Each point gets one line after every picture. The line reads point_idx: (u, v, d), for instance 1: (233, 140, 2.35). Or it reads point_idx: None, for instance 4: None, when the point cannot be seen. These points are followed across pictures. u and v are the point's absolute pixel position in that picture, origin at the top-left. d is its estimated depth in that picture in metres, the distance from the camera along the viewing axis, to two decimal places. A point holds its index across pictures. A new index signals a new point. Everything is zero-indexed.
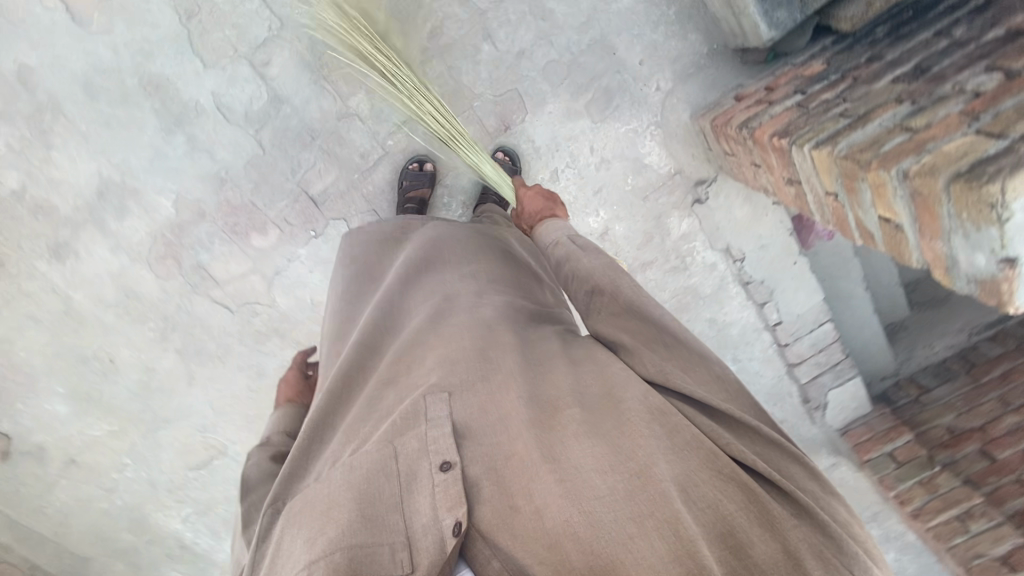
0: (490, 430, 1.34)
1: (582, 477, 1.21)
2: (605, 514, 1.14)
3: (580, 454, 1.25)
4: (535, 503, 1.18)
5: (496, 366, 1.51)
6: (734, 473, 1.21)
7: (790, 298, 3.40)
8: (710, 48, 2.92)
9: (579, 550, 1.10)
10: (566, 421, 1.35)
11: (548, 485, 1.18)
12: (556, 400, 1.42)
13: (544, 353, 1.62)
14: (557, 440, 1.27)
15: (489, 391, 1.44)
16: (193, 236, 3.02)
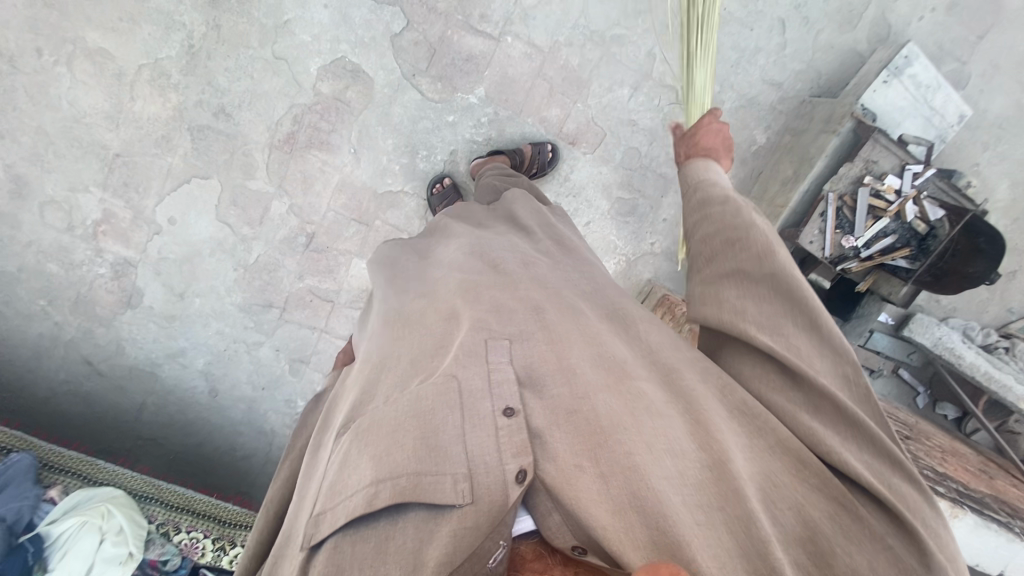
0: (543, 378, 0.82)
1: (630, 438, 0.73)
2: (573, 440, 0.73)
3: (533, 362, 0.84)
4: (603, 454, 0.72)
5: (518, 294, 0.97)
6: (805, 473, 0.70)
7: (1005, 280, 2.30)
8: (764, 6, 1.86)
9: (631, 471, 0.69)
10: (524, 325, 0.90)
11: (444, 417, 0.74)
12: (517, 311, 0.92)
13: (513, 259, 1.09)
14: (475, 377, 0.79)
15: (490, 292, 0.97)
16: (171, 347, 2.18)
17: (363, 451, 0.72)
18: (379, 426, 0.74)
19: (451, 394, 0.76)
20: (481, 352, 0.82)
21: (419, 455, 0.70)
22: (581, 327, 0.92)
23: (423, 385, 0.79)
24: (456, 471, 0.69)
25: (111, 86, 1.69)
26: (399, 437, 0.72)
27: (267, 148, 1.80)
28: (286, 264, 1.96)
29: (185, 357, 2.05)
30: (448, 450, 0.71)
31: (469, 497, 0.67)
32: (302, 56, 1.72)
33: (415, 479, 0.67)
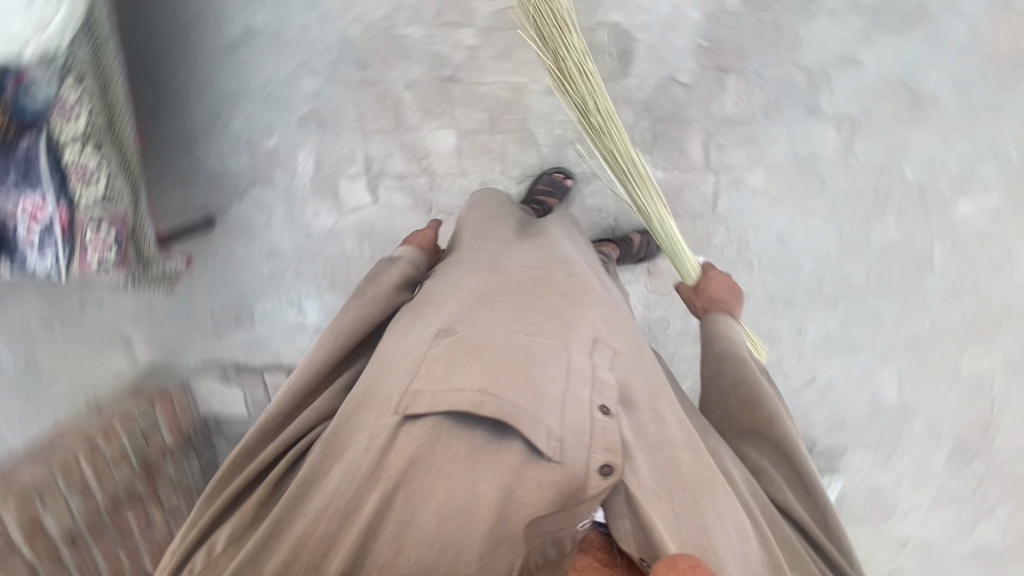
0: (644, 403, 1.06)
1: (699, 502, 0.97)
2: (665, 479, 0.97)
3: (632, 384, 1.08)
4: (688, 495, 0.97)
5: (622, 323, 1.21)
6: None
7: None
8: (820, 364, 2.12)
9: (698, 527, 0.94)
10: (624, 348, 1.14)
11: (549, 376, 0.97)
12: (624, 335, 1.17)
13: (620, 302, 1.31)
14: (585, 367, 1.01)
15: (603, 302, 1.19)
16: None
17: (476, 361, 0.96)
18: (494, 350, 0.98)
19: (562, 362, 1.00)
20: (591, 348, 1.06)
21: (524, 391, 0.93)
22: (665, 388, 1.17)
23: (535, 338, 1.02)
24: (550, 428, 0.92)
25: None
26: (508, 370, 0.95)
27: (514, 5, 1.80)
28: (412, 67, 1.89)
29: (262, 6, 1.89)
30: (546, 402, 0.94)
31: (559, 458, 0.90)
32: (612, 4, 1.78)
33: (518, 408, 0.91)
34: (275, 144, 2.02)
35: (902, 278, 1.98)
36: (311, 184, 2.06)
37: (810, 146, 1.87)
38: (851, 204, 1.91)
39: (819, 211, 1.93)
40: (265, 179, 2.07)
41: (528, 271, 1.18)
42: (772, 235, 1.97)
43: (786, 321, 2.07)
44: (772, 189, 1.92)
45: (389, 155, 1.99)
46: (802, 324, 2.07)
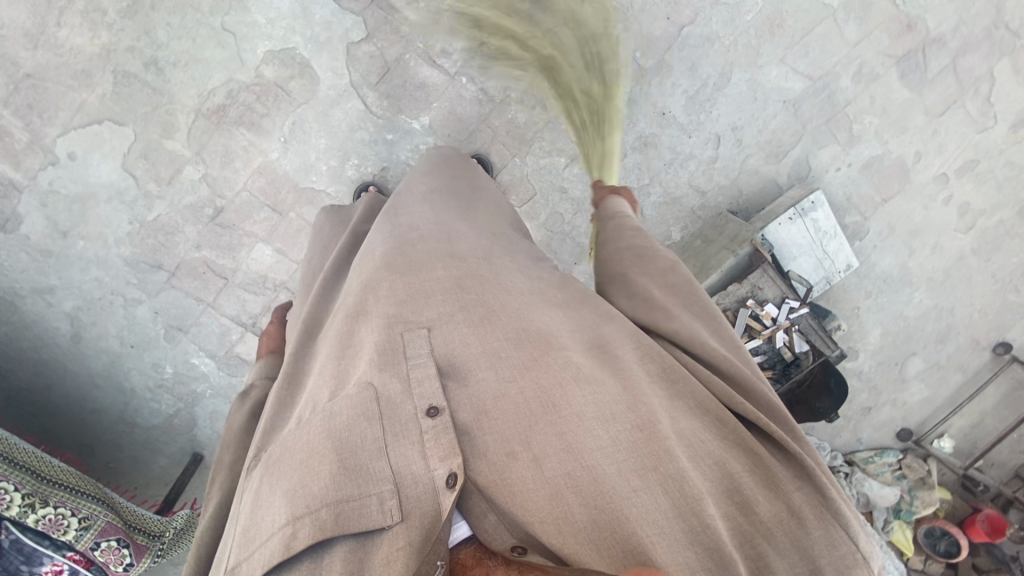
0: (468, 373, 0.85)
1: (559, 422, 0.80)
2: (516, 410, 0.81)
3: (457, 345, 0.88)
4: (536, 434, 0.79)
5: (432, 268, 1.00)
6: (726, 431, 0.82)
7: (868, 419, 2.82)
8: (706, 123, 1.98)
9: (567, 453, 0.77)
10: (443, 304, 0.93)
11: (362, 435, 0.76)
12: (435, 290, 0.95)
13: (432, 240, 1.07)
14: (395, 380, 0.82)
15: (400, 276, 0.97)
16: (21, 298, 1.94)
17: (277, 487, 0.72)
18: (292, 456, 0.75)
19: (368, 405, 0.79)
20: (398, 350, 0.86)
21: (338, 482, 0.71)
22: (502, 300, 0.97)
23: (336, 399, 0.81)
24: (381, 489, 0.72)
25: (38, 5, 1.59)
26: (314, 467, 0.72)
27: (194, 114, 1.75)
28: (186, 231, 1.91)
29: (52, 296, 1.95)
30: (369, 469, 0.74)
31: (400, 516, 0.70)
32: (252, 36, 1.68)
33: (336, 510, 0.69)
34: (172, 371, 2.13)
35: None
36: (221, 371, 2.16)
37: None
38: None
39: (575, 14, 1.78)
40: (194, 398, 2.19)
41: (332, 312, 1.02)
42: None
43: (642, 117, 1.95)
44: None
45: (244, 302, 2.05)
46: (657, 105, 1.94)
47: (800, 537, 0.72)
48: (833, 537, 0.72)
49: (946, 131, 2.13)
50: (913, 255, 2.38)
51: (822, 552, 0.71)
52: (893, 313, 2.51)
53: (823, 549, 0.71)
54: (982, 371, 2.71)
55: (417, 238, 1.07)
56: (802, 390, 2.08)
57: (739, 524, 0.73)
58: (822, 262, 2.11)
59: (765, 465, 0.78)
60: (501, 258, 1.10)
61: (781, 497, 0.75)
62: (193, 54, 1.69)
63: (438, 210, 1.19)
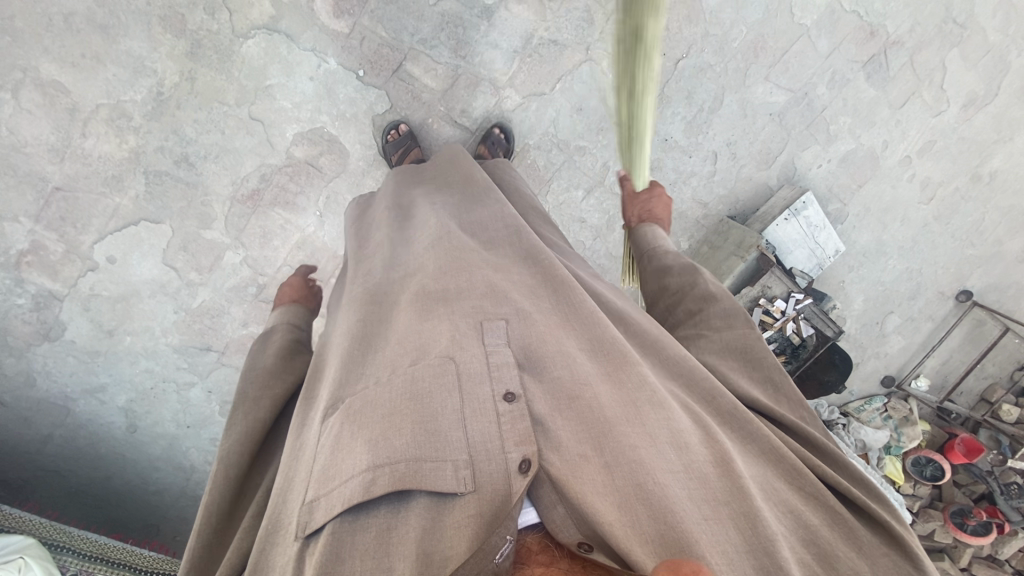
0: (551, 376, 0.86)
1: (634, 435, 0.80)
2: (587, 423, 0.80)
3: (535, 346, 0.89)
4: (609, 443, 0.78)
5: (512, 275, 1.02)
6: (799, 485, 0.84)
7: (856, 373, 3.16)
8: (704, 142, 2.16)
9: (638, 467, 0.75)
10: (522, 305, 0.96)
11: (443, 402, 0.78)
12: (514, 292, 0.98)
13: (513, 245, 1.12)
14: (477, 362, 0.83)
15: (482, 272, 1.01)
16: (71, 400, 1.94)
17: (357, 434, 0.74)
18: (374, 410, 0.77)
19: (449, 377, 0.81)
20: (479, 336, 0.88)
21: (419, 441, 0.73)
22: (579, 313, 0.98)
23: (418, 367, 0.82)
24: (459, 457, 0.73)
25: (61, 120, 1.58)
26: (396, 423, 0.75)
27: (229, 201, 1.78)
28: (232, 311, 1.95)
29: (104, 393, 1.96)
30: (448, 436, 0.75)
31: (472, 486, 0.71)
32: (280, 121, 1.72)
33: (415, 465, 0.71)
34: None
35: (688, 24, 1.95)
36: None
37: (519, 34, 1.81)
38: (592, 33, 1.87)
39: (580, 61, 1.89)
40: None
41: (400, 288, 1.04)
42: (569, 111, 1.95)
43: None
44: (534, 85, 1.88)
45: None
46: (660, 132, 2.10)
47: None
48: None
49: (908, 119, 2.38)
50: (886, 228, 2.66)
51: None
52: (873, 280, 2.81)
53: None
54: (949, 317, 3.07)
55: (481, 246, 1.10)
56: (811, 365, 2.32)
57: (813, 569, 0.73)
58: (815, 251, 2.35)
59: (841, 519, 0.81)
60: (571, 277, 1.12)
61: (867, 559, 0.76)
62: (225, 145, 1.71)
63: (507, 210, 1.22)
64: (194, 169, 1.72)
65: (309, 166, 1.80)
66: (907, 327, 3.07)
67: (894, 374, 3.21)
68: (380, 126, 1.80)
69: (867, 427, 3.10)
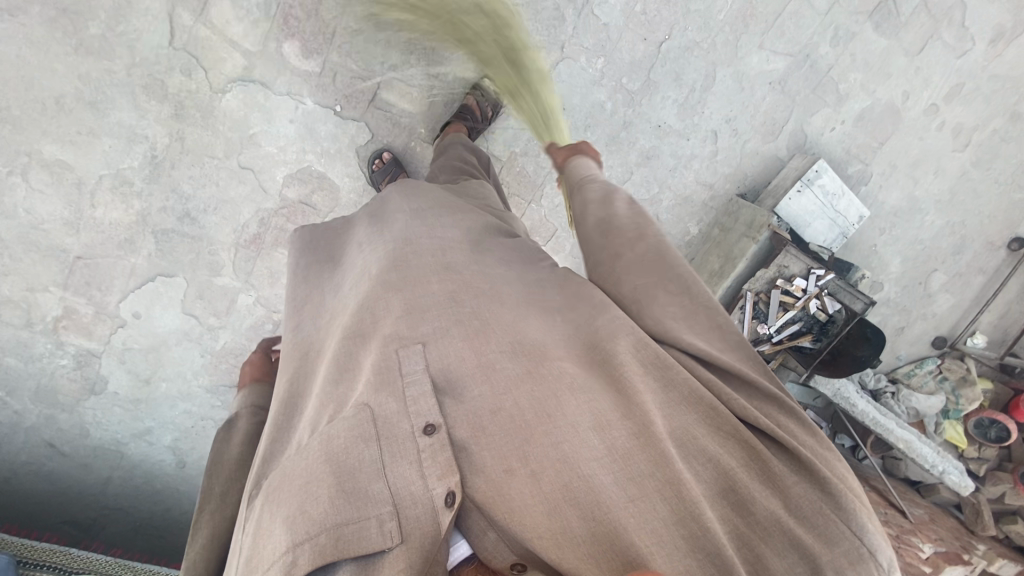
0: (467, 393, 0.84)
1: (556, 431, 0.79)
2: (510, 424, 0.80)
3: (453, 360, 0.87)
4: (532, 449, 0.77)
5: (429, 286, 0.98)
6: (720, 424, 0.80)
7: (902, 337, 2.98)
8: (700, 123, 2.07)
9: (561, 462, 0.76)
10: (439, 322, 0.93)
11: (361, 454, 0.76)
12: (432, 306, 0.95)
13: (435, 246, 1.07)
14: (392, 399, 0.81)
15: (399, 294, 0.96)
16: (123, 444, 2.11)
17: (277, 513, 0.73)
18: (293, 479, 0.76)
19: (365, 426, 0.78)
20: (395, 368, 0.85)
21: (337, 505, 0.71)
22: (499, 315, 0.97)
23: (335, 421, 0.80)
24: (381, 510, 0.72)
25: (70, 195, 1.69)
26: (313, 491, 0.72)
27: (234, 248, 1.86)
28: (253, 349, 2.04)
29: (151, 435, 2.12)
30: (368, 491, 0.73)
31: (398, 538, 0.70)
32: (269, 166, 1.77)
33: (335, 534, 0.69)
34: None
35: (666, 3, 1.86)
36: None
37: None
38: (565, 30, 1.81)
39: (557, 61, 1.84)
40: None
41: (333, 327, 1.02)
42: None
43: (641, 134, 2.03)
44: None
45: None
46: (652, 120, 2.02)
47: (795, 535, 0.69)
48: (828, 531, 0.70)
49: (929, 65, 2.19)
50: (918, 184, 2.47)
51: (823, 552, 0.68)
52: (909, 239, 2.62)
53: (820, 543, 0.69)
54: (1003, 268, 2.83)
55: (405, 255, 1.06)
56: (841, 342, 2.23)
57: (739, 525, 0.72)
58: (836, 221, 2.22)
59: (769, 469, 0.75)
60: (495, 269, 1.08)
61: (784, 499, 0.73)
62: (221, 195, 1.78)
63: (425, 215, 1.16)
64: (197, 222, 1.80)
65: (303, 204, 1.85)
66: (954, 283, 2.86)
67: (945, 333, 3.00)
68: (365, 156, 1.82)
69: (918, 393, 2.92)
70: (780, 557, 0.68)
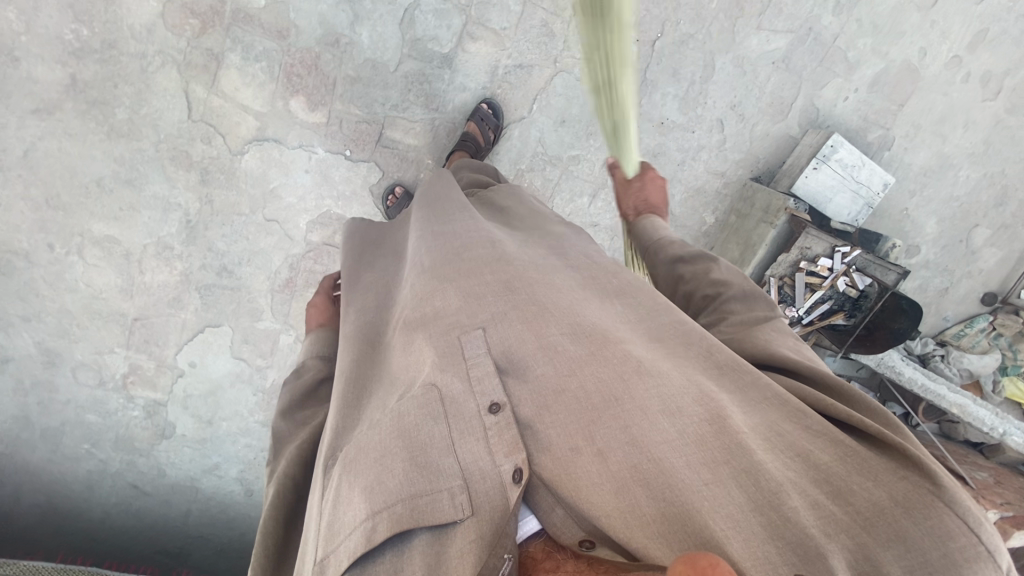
0: (533, 375, 0.80)
1: (622, 414, 0.73)
2: (575, 407, 0.75)
3: (516, 344, 0.84)
4: (599, 428, 0.72)
5: (483, 277, 0.95)
6: (806, 418, 0.71)
7: (950, 297, 2.85)
8: (704, 113, 2.05)
9: (629, 445, 0.69)
10: (499, 308, 0.90)
11: (431, 432, 0.76)
12: (488, 294, 0.92)
13: (488, 245, 1.05)
14: (457, 380, 0.80)
15: (455, 284, 0.95)
16: (196, 479, 2.30)
17: (354, 484, 0.73)
18: (368, 451, 0.76)
19: (433, 404, 0.78)
20: (458, 352, 0.84)
21: (412, 475, 0.71)
22: (555, 300, 0.92)
23: (405, 402, 0.79)
24: (452, 484, 0.71)
25: (121, 265, 1.85)
26: (388, 463, 0.72)
27: (270, 294, 1.99)
28: None
29: (220, 469, 2.30)
30: (439, 465, 0.73)
31: (469, 509, 0.69)
32: (292, 215, 1.88)
33: (411, 503, 0.69)
34: None
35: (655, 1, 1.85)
36: None
37: (484, 70, 1.81)
38: (556, 45, 1.83)
39: (551, 75, 1.87)
40: None
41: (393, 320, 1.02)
42: (554, 126, 1.94)
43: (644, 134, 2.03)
44: (511, 112, 1.89)
45: None
46: (654, 118, 2.02)
47: (900, 525, 0.57)
48: (936, 522, 0.57)
49: (945, 17, 2.08)
50: (947, 140, 2.36)
51: (929, 543, 0.55)
52: (945, 198, 2.51)
53: (932, 536, 0.56)
54: None
55: (458, 246, 1.05)
56: (877, 314, 2.14)
57: (834, 513, 0.60)
58: (860, 192, 2.15)
59: (858, 456, 0.66)
60: (553, 265, 1.05)
61: (882, 484, 0.62)
62: (252, 248, 1.90)
63: (482, 221, 1.16)
64: (234, 274, 1.94)
65: (328, 245, 1.95)
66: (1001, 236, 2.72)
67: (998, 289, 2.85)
68: (380, 193, 1.90)
69: (972, 353, 2.80)
70: (887, 548, 0.56)
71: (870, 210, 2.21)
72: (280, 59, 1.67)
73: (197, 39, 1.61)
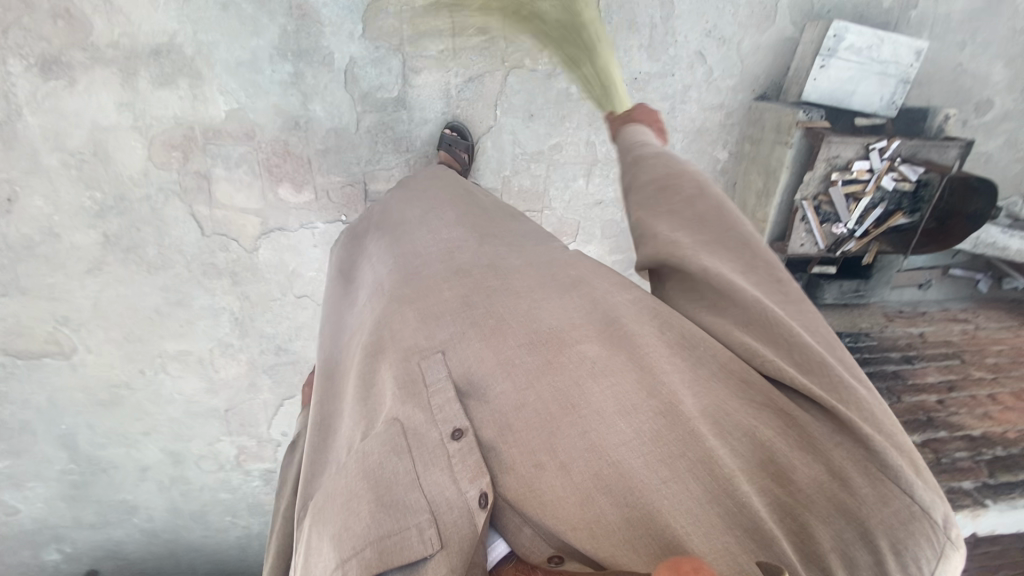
0: (488, 391, 0.81)
1: (580, 420, 0.74)
2: (532, 416, 0.76)
3: (474, 363, 0.84)
4: (560, 439, 0.73)
5: (442, 294, 0.97)
6: (750, 393, 0.76)
7: None
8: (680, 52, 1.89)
9: (590, 453, 0.71)
10: (456, 327, 0.90)
11: (394, 469, 0.75)
12: (445, 313, 0.93)
13: (441, 259, 1.08)
14: (418, 410, 0.80)
15: (412, 306, 0.96)
16: None
17: (324, 534, 0.71)
18: (335, 497, 0.74)
19: (397, 439, 0.77)
20: (416, 381, 0.84)
21: (377, 517, 0.69)
22: (512, 307, 0.92)
23: (369, 439, 0.79)
24: (420, 517, 0.70)
25: (199, 370, 2.12)
26: (354, 507, 0.70)
27: None
28: None
29: None
30: (405, 502, 0.72)
31: (439, 543, 0.68)
32: (317, 286, 2.04)
33: (378, 546, 0.67)
34: None
35: None
36: None
37: (439, 96, 1.81)
38: (499, 45, 1.79)
39: (505, 76, 1.83)
40: None
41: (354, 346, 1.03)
42: (524, 124, 1.91)
43: None
44: (476, 126, 1.88)
45: None
46: (626, 76, 1.89)
47: (842, 500, 0.66)
48: (880, 491, 0.66)
49: None
50: None
51: (876, 519, 0.64)
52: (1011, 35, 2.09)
53: (871, 506, 0.65)
54: None
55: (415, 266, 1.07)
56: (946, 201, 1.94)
57: (783, 500, 0.68)
58: (888, 72, 1.84)
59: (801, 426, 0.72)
60: (506, 261, 1.06)
61: (822, 457, 0.69)
62: (295, 324, 2.09)
63: (440, 232, 1.18)
64: (289, 350, 2.15)
65: None
66: None
67: None
68: None
69: None
70: (827, 526, 0.65)
71: (909, 83, 1.89)
72: (256, 158, 1.78)
73: (184, 166, 1.76)
